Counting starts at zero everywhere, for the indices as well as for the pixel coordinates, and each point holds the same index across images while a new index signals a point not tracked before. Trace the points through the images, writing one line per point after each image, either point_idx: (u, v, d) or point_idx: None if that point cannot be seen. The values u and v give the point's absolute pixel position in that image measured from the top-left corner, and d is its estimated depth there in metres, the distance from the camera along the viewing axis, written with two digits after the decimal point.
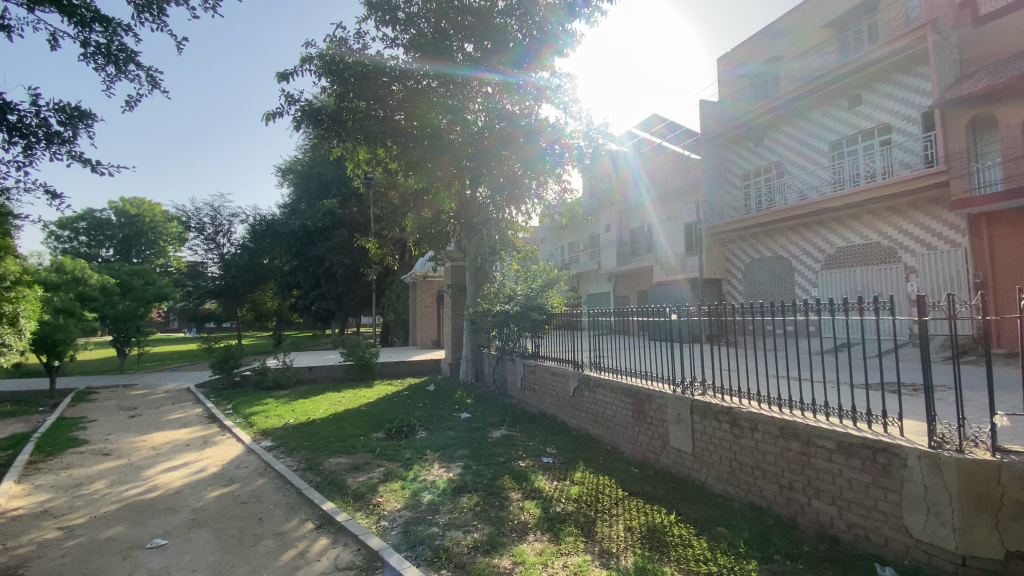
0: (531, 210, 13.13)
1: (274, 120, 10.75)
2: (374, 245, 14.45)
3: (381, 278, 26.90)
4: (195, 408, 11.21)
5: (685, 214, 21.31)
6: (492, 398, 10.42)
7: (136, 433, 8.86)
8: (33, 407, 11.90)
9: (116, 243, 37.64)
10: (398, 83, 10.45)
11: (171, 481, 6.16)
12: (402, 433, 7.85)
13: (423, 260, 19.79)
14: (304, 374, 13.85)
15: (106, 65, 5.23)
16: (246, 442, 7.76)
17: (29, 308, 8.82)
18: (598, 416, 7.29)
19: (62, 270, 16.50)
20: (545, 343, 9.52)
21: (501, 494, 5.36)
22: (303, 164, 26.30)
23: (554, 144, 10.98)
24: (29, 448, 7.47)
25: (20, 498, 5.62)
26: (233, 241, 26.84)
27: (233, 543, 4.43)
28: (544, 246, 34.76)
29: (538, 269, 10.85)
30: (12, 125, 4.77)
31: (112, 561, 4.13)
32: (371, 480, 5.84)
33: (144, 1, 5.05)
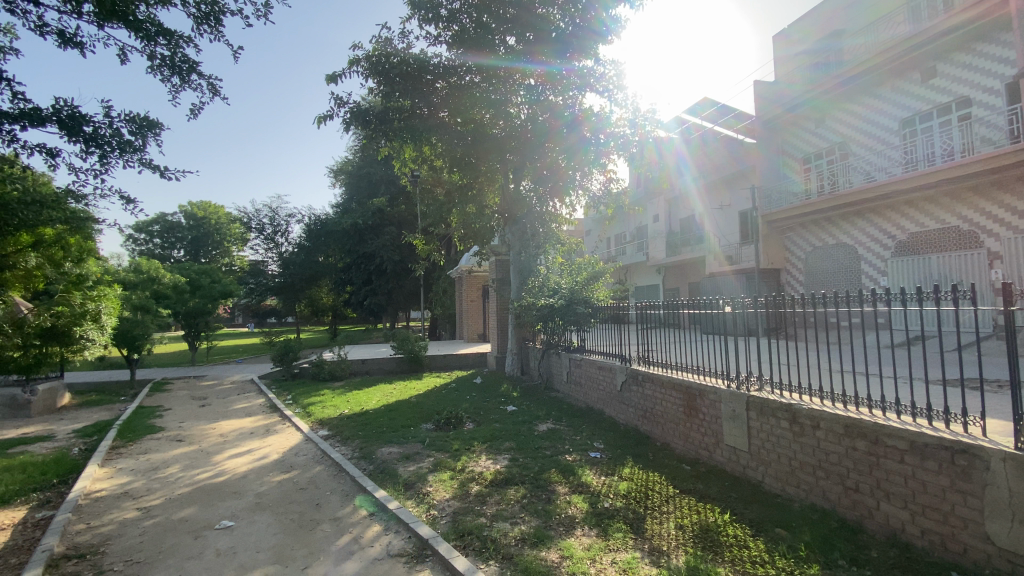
0: (576, 202, 12.87)
1: (325, 122, 11.03)
2: (420, 241, 14.63)
3: (428, 274, 27.41)
4: (258, 398, 11.82)
5: (740, 201, 20.30)
6: (538, 392, 10.36)
7: (205, 421, 9.42)
8: (117, 397, 12.91)
9: (186, 244, 40.43)
10: (441, 80, 10.44)
11: (237, 467, 6.49)
12: (450, 424, 7.93)
13: (469, 255, 19.97)
14: (357, 366, 14.33)
15: (171, 76, 5.50)
16: (304, 431, 8.09)
17: (110, 306, 9.14)
18: (647, 411, 7.06)
19: (139, 271, 17.80)
20: (591, 336, 9.35)
21: (548, 487, 5.28)
22: (352, 164, 27.05)
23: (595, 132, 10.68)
24: (113, 435, 8.09)
25: (105, 480, 6.09)
26: (290, 241, 28.09)
27: (293, 526, 4.59)
28: (588, 239, 34.25)
29: (583, 262, 10.67)
30: (89, 136, 5.10)
31: (184, 540, 4.37)
32: (421, 469, 5.92)
33: (202, 13, 5.25)
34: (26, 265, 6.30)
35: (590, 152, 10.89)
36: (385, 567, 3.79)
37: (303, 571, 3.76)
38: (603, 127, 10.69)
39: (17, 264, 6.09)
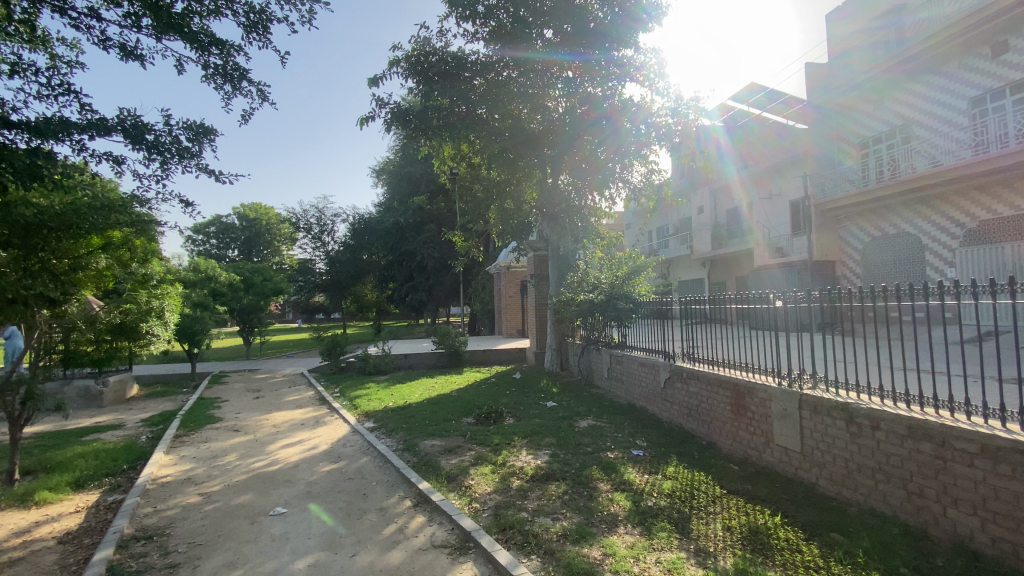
0: (616, 195, 12.64)
1: (368, 124, 11.27)
2: (459, 238, 14.75)
3: (467, 270, 27.70)
4: (308, 391, 12.31)
5: (791, 190, 19.36)
6: (578, 388, 10.27)
7: (260, 413, 9.88)
8: (180, 389, 13.75)
9: (240, 244, 42.56)
10: (479, 77, 10.44)
11: (289, 456, 6.78)
12: (491, 418, 7.96)
13: (507, 251, 20.03)
14: (400, 361, 14.66)
15: (223, 84, 5.74)
16: (351, 423, 8.34)
17: (172, 304, 10.04)
18: (692, 409, 6.86)
19: (198, 270, 18.87)
20: (632, 332, 9.16)
21: (589, 484, 5.22)
22: (393, 164, 27.62)
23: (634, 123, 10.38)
24: (176, 424, 8.60)
25: (170, 467, 6.48)
26: (336, 240, 29.06)
27: (342, 515, 4.73)
28: (629, 233, 33.64)
29: (623, 256, 10.47)
30: (151, 144, 5.39)
31: (242, 525, 4.59)
32: (463, 462, 5.98)
33: (250, 21, 5.43)
34: (98, 265, 5.93)
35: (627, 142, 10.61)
36: (429, 557, 3.84)
37: (349, 559, 3.86)
38: (640, 117, 10.39)
39: (87, 265, 5.66)
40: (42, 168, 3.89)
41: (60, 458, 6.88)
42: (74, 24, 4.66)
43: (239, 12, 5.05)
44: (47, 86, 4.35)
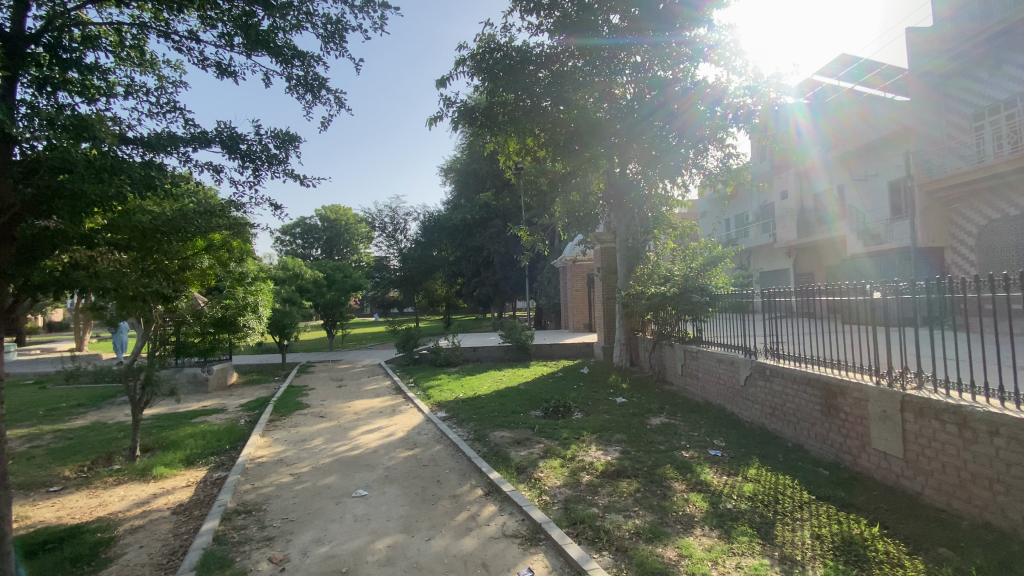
0: (688, 183, 12.10)
1: (436, 124, 11.50)
2: (525, 232, 14.74)
3: (534, 264, 27.77)
4: (384, 381, 12.93)
5: (890, 170, 17.51)
6: (650, 384, 9.97)
7: (342, 400, 10.53)
8: (273, 377, 14.98)
9: (322, 244, 45.62)
10: (543, 69, 10.13)
11: (369, 442, 7.17)
12: (559, 412, 7.92)
13: (573, 244, 19.80)
14: (469, 353, 15.01)
15: (305, 93, 6.10)
16: (425, 412, 8.66)
17: (264, 299, 10.79)
18: (776, 408, 6.43)
19: (286, 269, 20.38)
20: (709, 327, 8.75)
21: (662, 482, 5.05)
22: (460, 162, 28.19)
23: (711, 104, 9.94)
24: (270, 410, 9.38)
25: (265, 448, 7.07)
26: (408, 237, 30.29)
27: (418, 500, 4.93)
28: (703, 222, 32.06)
29: (698, 247, 9.96)
30: (245, 153, 5.85)
31: (328, 504, 4.92)
32: (532, 455, 6.01)
33: (328, 32, 5.72)
34: (201, 266, 6.59)
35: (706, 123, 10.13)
36: (501, 546, 3.89)
37: (425, 543, 4.00)
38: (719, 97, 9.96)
39: (193, 265, 6.29)
40: (154, 177, 4.32)
41: (174, 437, 7.74)
42: (176, 46, 5.14)
43: (317, 25, 5.34)
44: (158, 105, 4.84)
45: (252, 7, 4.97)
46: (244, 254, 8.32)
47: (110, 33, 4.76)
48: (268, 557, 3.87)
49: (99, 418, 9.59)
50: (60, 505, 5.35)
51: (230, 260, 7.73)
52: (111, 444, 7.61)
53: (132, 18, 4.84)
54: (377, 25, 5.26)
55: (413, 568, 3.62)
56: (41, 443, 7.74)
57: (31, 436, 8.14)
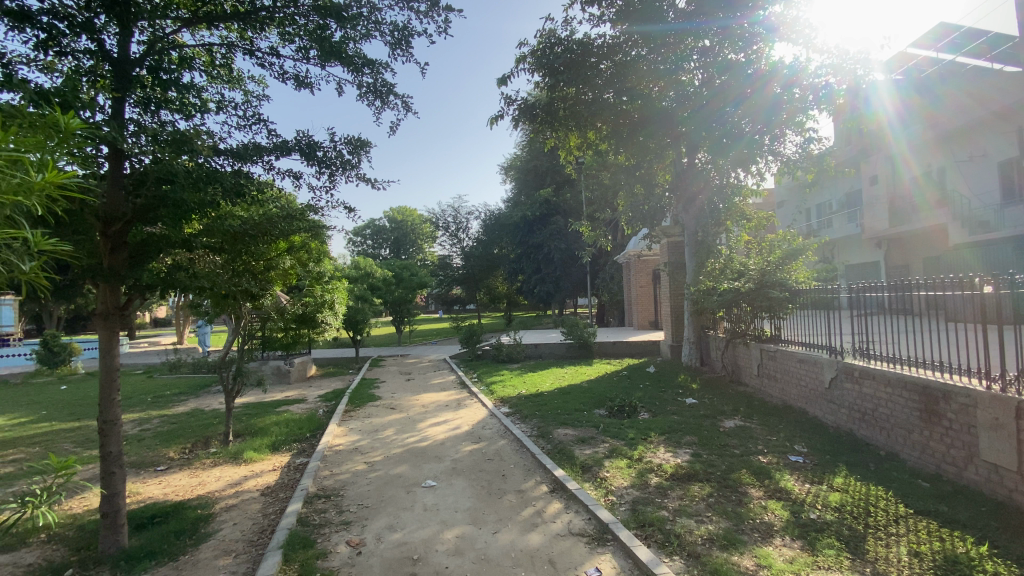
0: (765, 170, 11.36)
1: (497, 123, 11.51)
2: (587, 227, 14.45)
3: (596, 260, 27.36)
4: (450, 375, 13.29)
5: (1001, 149, 15.62)
6: (722, 385, 9.52)
7: (410, 393, 10.94)
8: (348, 370, 15.87)
9: (390, 244, 47.64)
10: (606, 60, 9.83)
11: (436, 434, 7.39)
12: (624, 412, 7.74)
13: (637, 239, 19.26)
14: (531, 350, 15.05)
15: (374, 100, 6.36)
16: (489, 407, 8.79)
17: (339, 296, 11.43)
18: (866, 413, 5.92)
19: (358, 268, 21.39)
20: (788, 324, 8.21)
21: (737, 488, 4.80)
22: (521, 159, 28.22)
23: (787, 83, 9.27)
24: (345, 401, 9.92)
25: (342, 437, 7.50)
26: (471, 235, 30.85)
27: (484, 493, 5.01)
28: (781, 212, 30.07)
29: (776, 239, 9.31)
30: (322, 160, 6.20)
31: (400, 493, 5.13)
32: (597, 454, 5.93)
33: (395, 39, 5.92)
34: (284, 266, 7.04)
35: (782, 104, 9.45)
36: (568, 544, 3.87)
37: (492, 535, 4.06)
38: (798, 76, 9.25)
39: (277, 266, 6.79)
40: (243, 185, 4.69)
41: (262, 424, 8.39)
42: (260, 63, 5.53)
43: (385, 32, 5.53)
44: (244, 118, 5.24)
45: (326, 20, 5.24)
46: (321, 254, 8.82)
47: (202, 54, 5.24)
48: (346, 540, 4.10)
49: (197, 405, 10.60)
50: (167, 483, 5.96)
51: (308, 262, 8.17)
52: (208, 429, 8.38)
53: (220, 40, 5.27)
54: (442, 29, 5.37)
55: (480, 560, 3.69)
56: (150, 427, 8.67)
57: (141, 420, 9.14)
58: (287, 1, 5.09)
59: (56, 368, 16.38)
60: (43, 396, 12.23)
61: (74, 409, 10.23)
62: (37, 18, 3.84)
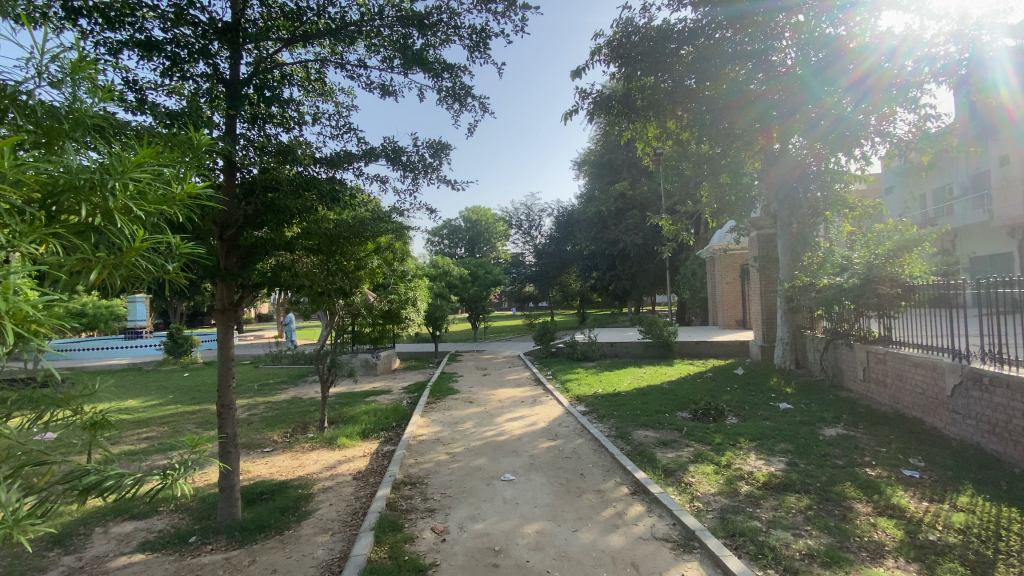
0: (872, 154, 10.26)
1: (571, 118, 11.38)
2: (667, 221, 13.87)
3: (676, 256, 26.25)
4: (525, 372, 13.41)
5: None
6: (821, 390, 8.77)
7: (487, 388, 11.17)
8: (428, 364, 16.54)
9: (465, 243, 49.00)
10: (687, 45, 9.32)
11: (514, 429, 7.49)
12: (710, 416, 7.39)
13: (722, 232, 18.19)
14: (606, 349, 14.81)
15: (453, 103, 6.54)
16: (565, 404, 8.77)
17: (421, 294, 11.94)
18: (997, 424, 5.19)
19: (436, 266, 22.20)
20: (899, 324, 7.39)
21: (841, 502, 4.40)
22: (595, 153, 27.65)
23: (884, 56, 8.36)
24: (427, 393, 10.35)
25: (425, 428, 7.83)
26: (545, 233, 30.87)
27: (563, 490, 5.00)
28: (891, 198, 27.11)
29: (884, 229, 8.40)
30: (406, 164, 6.49)
31: (481, 485, 5.27)
32: (681, 457, 5.70)
33: (473, 41, 6.04)
34: (371, 266, 7.46)
35: (889, 78, 8.52)
36: (652, 548, 3.76)
37: (572, 533, 4.05)
38: (901, 49, 8.32)
39: (366, 265, 7.23)
40: (337, 190, 5.03)
41: (353, 413, 9.00)
42: (350, 74, 5.89)
43: (464, 35, 5.66)
44: (337, 127, 5.60)
45: (409, 29, 5.48)
46: (405, 254, 9.25)
47: (300, 70, 5.66)
48: (431, 527, 4.28)
49: (297, 393, 11.58)
50: (271, 463, 6.57)
51: (393, 261, 8.59)
52: (305, 415, 9.13)
53: (315, 56, 5.67)
54: (519, 27, 5.39)
55: (561, 557, 3.68)
56: (257, 411, 9.62)
57: (250, 406, 10.14)
58: (373, 14, 5.37)
59: (180, 357, 18.58)
60: (171, 381, 13.97)
61: (195, 394, 11.58)
62: (162, 47, 4.37)
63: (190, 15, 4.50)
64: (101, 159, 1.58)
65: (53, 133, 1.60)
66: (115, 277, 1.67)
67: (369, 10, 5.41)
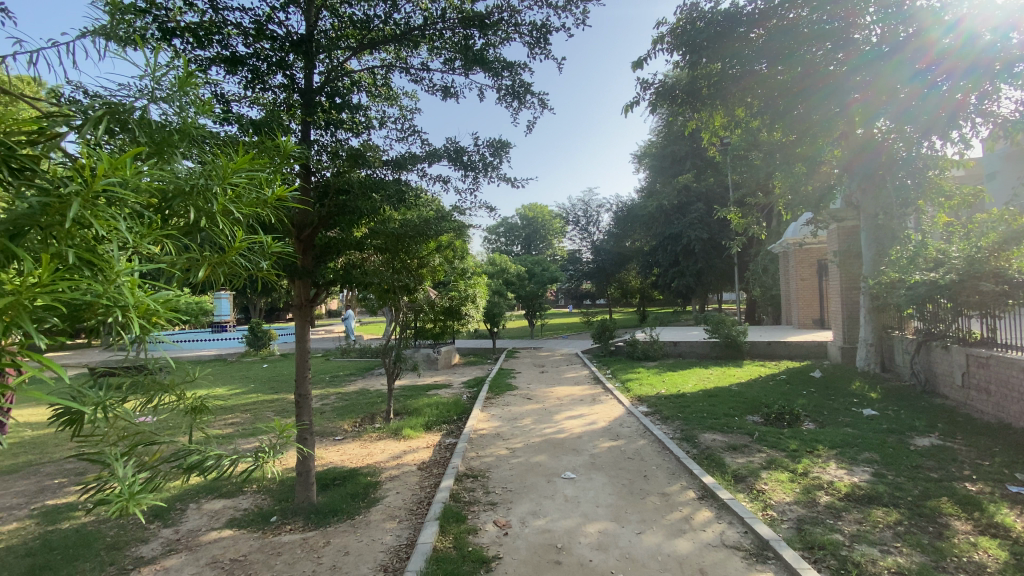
0: (972, 136, 9.23)
1: (632, 109, 11.04)
2: (736, 214, 13.18)
3: (745, 251, 24.93)
4: (584, 370, 13.29)
5: None
6: (911, 396, 8.03)
7: (546, 385, 11.17)
8: (487, 360, 16.79)
9: (522, 241, 49.26)
10: (758, 28, 8.83)
11: (574, 427, 7.45)
12: (784, 421, 6.98)
13: (795, 225, 17.07)
14: (669, 348, 14.38)
15: (513, 101, 6.57)
16: (626, 404, 8.60)
17: (481, 291, 12.13)
18: None
19: (494, 264, 22.49)
20: (1005, 325, 6.62)
21: (935, 518, 4.02)
22: (656, 145, 26.87)
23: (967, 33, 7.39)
24: (487, 389, 10.51)
25: (485, 422, 7.96)
26: (604, 229, 30.32)
27: (626, 491, 4.91)
28: (995, 185, 24.38)
29: (986, 219, 7.55)
30: (467, 164, 6.60)
31: (542, 481, 5.28)
32: (752, 463, 5.43)
33: (533, 38, 6.04)
34: (433, 264, 7.66)
35: (973, 56, 7.48)
36: (721, 555, 3.61)
37: (636, 535, 3.97)
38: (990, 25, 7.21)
39: (428, 262, 7.43)
40: (403, 192, 5.22)
41: (416, 405, 9.31)
42: (414, 78, 6.07)
43: (524, 33, 5.66)
44: (402, 130, 5.79)
45: (470, 30, 5.57)
46: (465, 251, 9.43)
47: (368, 76, 5.91)
48: (494, 520, 4.34)
49: (364, 385, 12.15)
50: (342, 451, 6.92)
51: (454, 259, 8.78)
52: (373, 407, 9.56)
53: (381, 62, 5.89)
54: (580, 21, 5.33)
55: (625, 558, 3.63)
56: (329, 402, 10.19)
57: (322, 396, 10.76)
58: (436, 18, 5.50)
59: (259, 350, 20.02)
60: (253, 372, 15.10)
61: (274, 384, 12.44)
62: (245, 61, 4.71)
63: (269, 30, 4.82)
64: (204, 167, 1.73)
65: (162, 143, 1.77)
66: (217, 273, 1.85)
67: (431, 14, 5.53)
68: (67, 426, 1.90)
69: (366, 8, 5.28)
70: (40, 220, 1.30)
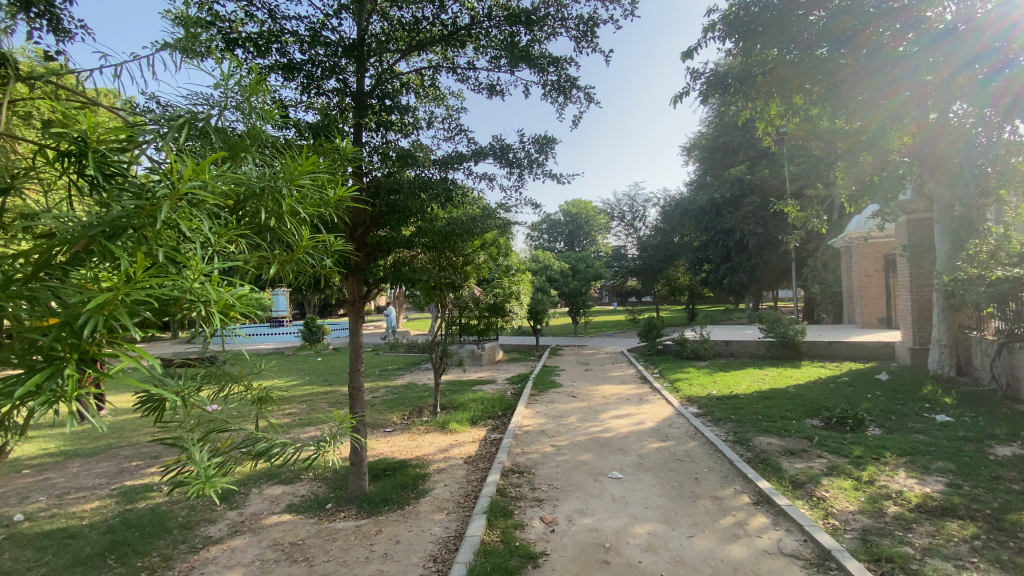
0: None
1: (681, 101, 10.68)
2: (793, 207, 12.53)
3: (803, 246, 23.68)
4: (629, 368, 13.08)
5: None
6: (991, 402, 7.40)
7: (592, 383, 11.07)
8: (531, 356, 16.81)
9: (565, 237, 48.90)
10: (818, 10, 8.27)
11: (621, 426, 7.34)
12: (846, 425, 6.61)
13: (859, 218, 16.08)
14: (721, 347, 13.90)
15: (558, 96, 6.52)
16: (675, 404, 8.40)
17: (525, 287, 12.14)
18: None
19: (538, 261, 22.47)
20: None
21: (1019, 534, 3.70)
22: (707, 137, 25.94)
23: None
24: (531, 386, 10.53)
25: (530, 419, 7.99)
26: (651, 224, 29.58)
27: (676, 493, 4.80)
28: None
29: None
30: (512, 161, 6.61)
31: (588, 480, 5.24)
32: (812, 469, 5.17)
33: (580, 32, 5.97)
34: (478, 261, 7.74)
35: None
36: (779, 563, 3.47)
37: (686, 539, 3.88)
38: None
39: (473, 259, 7.52)
40: (451, 191, 5.31)
41: (462, 400, 9.46)
42: (460, 77, 6.15)
43: (571, 27, 5.60)
44: (449, 130, 5.86)
45: (515, 27, 5.58)
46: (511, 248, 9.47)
47: (417, 78, 6.03)
48: (540, 517, 4.35)
49: (411, 380, 12.46)
50: (392, 443, 7.14)
51: (499, 257, 8.83)
52: (420, 400, 9.79)
53: (428, 63, 5.99)
54: (628, 12, 5.20)
55: (675, 561, 3.55)
56: (378, 395, 10.52)
57: (373, 389, 11.12)
58: (482, 17, 5.55)
59: (313, 344, 20.88)
60: (307, 365, 15.81)
61: (327, 377, 12.97)
62: (300, 67, 4.91)
63: (323, 36, 5.01)
64: (273, 170, 1.83)
65: (234, 147, 1.88)
66: (284, 270, 1.95)
67: (477, 13, 5.58)
68: (151, 411, 2.05)
69: (414, 10, 5.38)
70: (133, 222, 1.41)
